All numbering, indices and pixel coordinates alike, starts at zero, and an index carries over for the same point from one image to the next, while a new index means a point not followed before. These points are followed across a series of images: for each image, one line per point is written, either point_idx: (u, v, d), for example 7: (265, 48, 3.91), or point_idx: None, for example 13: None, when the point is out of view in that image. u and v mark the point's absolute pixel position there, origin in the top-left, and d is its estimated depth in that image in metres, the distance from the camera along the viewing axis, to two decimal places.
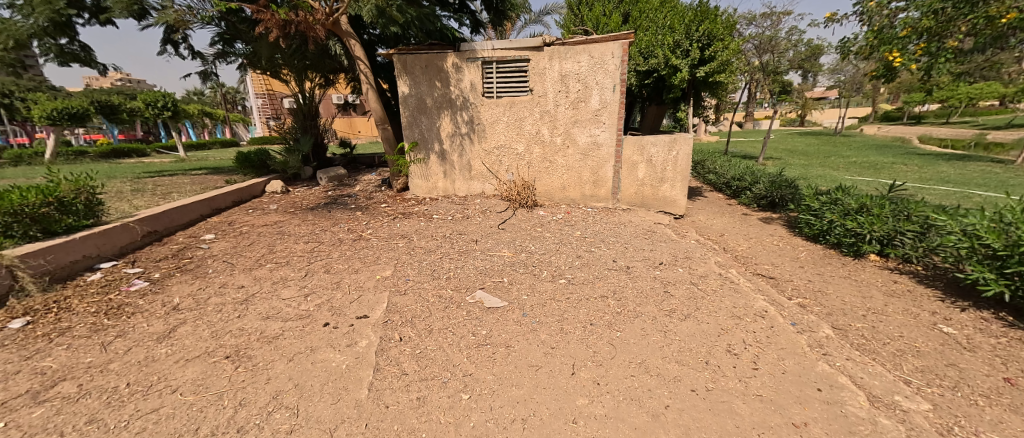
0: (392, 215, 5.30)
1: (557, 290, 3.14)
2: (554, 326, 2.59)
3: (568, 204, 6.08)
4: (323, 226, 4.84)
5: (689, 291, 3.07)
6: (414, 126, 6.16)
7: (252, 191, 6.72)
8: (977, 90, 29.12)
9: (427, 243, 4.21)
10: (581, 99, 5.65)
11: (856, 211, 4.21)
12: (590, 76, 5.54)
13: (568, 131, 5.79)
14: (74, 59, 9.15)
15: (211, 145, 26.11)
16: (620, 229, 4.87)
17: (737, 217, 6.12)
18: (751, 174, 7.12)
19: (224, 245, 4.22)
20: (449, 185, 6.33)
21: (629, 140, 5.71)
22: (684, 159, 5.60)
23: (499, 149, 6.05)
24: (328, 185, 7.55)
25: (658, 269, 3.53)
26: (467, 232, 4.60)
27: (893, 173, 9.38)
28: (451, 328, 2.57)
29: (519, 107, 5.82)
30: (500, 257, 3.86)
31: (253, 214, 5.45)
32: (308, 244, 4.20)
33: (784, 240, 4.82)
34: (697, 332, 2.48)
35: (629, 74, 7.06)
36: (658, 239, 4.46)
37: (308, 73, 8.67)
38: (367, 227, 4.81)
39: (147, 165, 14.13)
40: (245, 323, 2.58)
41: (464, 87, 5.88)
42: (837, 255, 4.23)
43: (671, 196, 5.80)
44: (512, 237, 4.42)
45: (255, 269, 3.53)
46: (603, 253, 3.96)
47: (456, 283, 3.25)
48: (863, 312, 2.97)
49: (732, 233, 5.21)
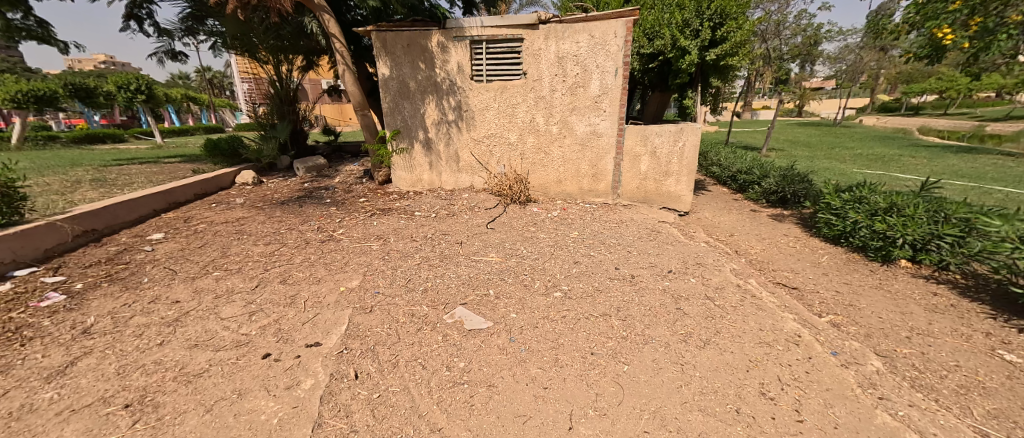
0: (369, 212, 4.78)
1: (551, 306, 2.68)
2: (547, 357, 2.14)
3: (564, 200, 5.60)
4: (290, 224, 4.32)
5: (705, 308, 2.62)
6: (396, 112, 5.59)
7: (220, 183, 6.13)
8: (977, 81, 28.79)
9: (405, 246, 3.71)
10: (579, 84, 5.12)
11: (882, 211, 3.79)
12: (590, 57, 5.00)
13: (565, 119, 5.27)
14: (29, 36, 8.39)
15: (194, 131, 25.14)
16: (621, 229, 4.41)
17: (746, 214, 5.69)
18: (760, 167, 6.66)
19: (171, 246, 3.69)
20: (435, 177, 5.80)
21: (632, 129, 5.20)
22: (691, 151, 5.13)
23: (489, 139, 5.51)
24: (305, 176, 6.99)
25: (668, 278, 3.08)
26: (451, 232, 4.10)
27: (902, 166, 8.98)
28: (423, 358, 2.11)
29: (511, 92, 5.28)
30: (488, 263, 3.38)
31: (215, 210, 4.90)
32: (269, 246, 3.70)
33: (801, 242, 4.38)
34: (721, 365, 2.04)
35: (632, 58, 6.56)
36: (664, 241, 4.01)
37: (285, 54, 8.01)
38: (340, 226, 4.29)
39: (120, 152, 13.34)
40: (165, 353, 2.09)
41: (450, 68, 5.30)
42: (862, 259, 3.81)
43: (675, 191, 5.34)
44: (502, 239, 3.95)
45: (199, 277, 3.02)
46: (605, 259, 3.51)
47: (434, 297, 2.77)
48: (906, 333, 2.55)
49: (742, 233, 4.77)
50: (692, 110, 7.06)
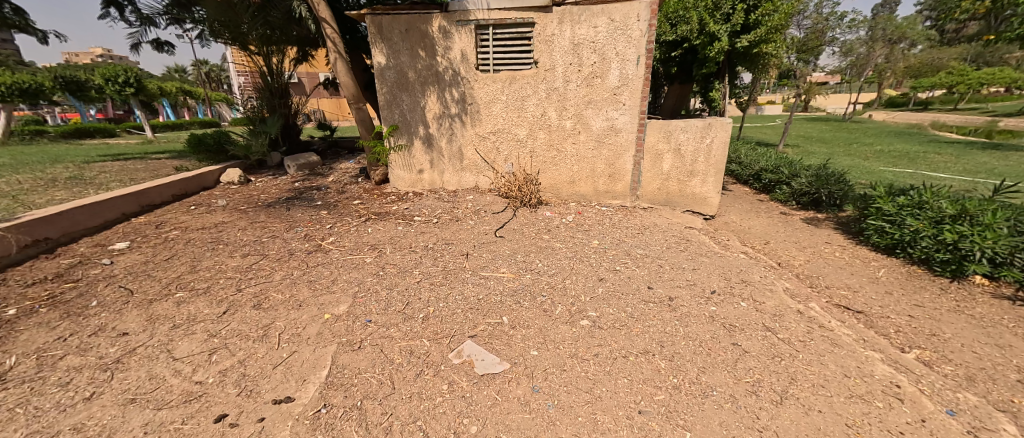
0: (363, 216, 4.30)
1: (579, 340, 2.21)
2: (582, 417, 1.67)
3: (577, 202, 5.10)
4: (274, 231, 3.84)
5: (769, 344, 2.14)
6: (394, 105, 5.08)
7: (204, 182, 5.65)
8: (988, 75, 28.23)
9: (402, 258, 3.24)
10: (597, 74, 4.61)
11: (948, 219, 3.31)
12: (610, 44, 4.48)
13: (580, 113, 4.77)
14: (3, 24, 7.84)
15: (189, 125, 24.60)
16: (646, 237, 3.93)
17: (777, 218, 5.20)
18: (788, 165, 6.16)
19: (133, 258, 3.20)
20: (437, 177, 5.31)
21: (654, 124, 4.71)
22: (720, 148, 4.63)
23: (496, 135, 5.01)
24: (297, 174, 6.50)
25: (713, 302, 2.59)
26: (455, 241, 3.63)
27: (930, 164, 8.50)
28: (423, 420, 1.64)
29: (521, 83, 4.77)
30: (500, 282, 2.90)
31: (192, 213, 4.41)
32: (247, 259, 3.22)
33: (848, 251, 3.90)
34: (814, 432, 1.56)
35: (655, 45, 6.23)
36: (698, 252, 3.53)
37: (276, 44, 7.50)
38: (330, 233, 3.81)
39: (107, 147, 12.81)
40: (92, 413, 1.62)
41: (453, 57, 4.78)
42: (926, 274, 3.33)
43: (701, 192, 4.85)
44: (513, 250, 3.47)
45: (158, 301, 2.54)
46: (635, 275, 3.03)
47: (437, 328, 2.30)
48: (1017, 376, 2.07)
49: (778, 240, 4.29)
50: (716, 103, 6.55)
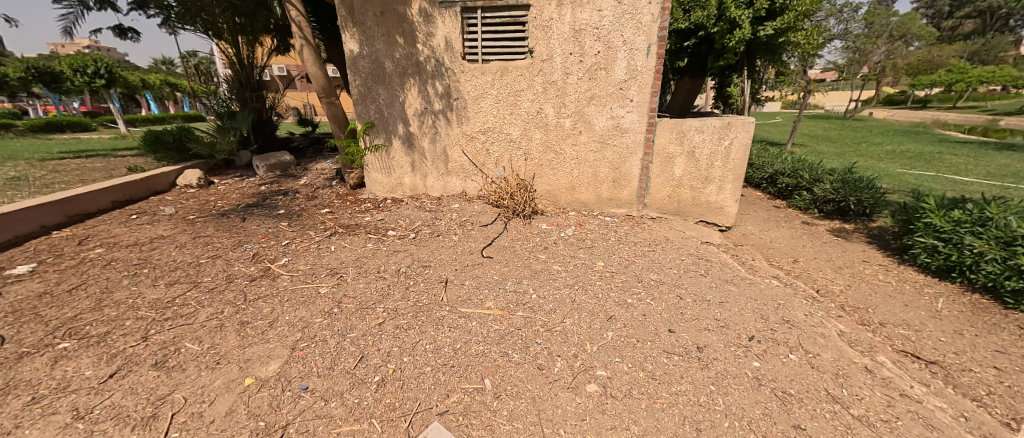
0: (329, 230, 3.69)
1: (586, 420, 1.62)
2: None
3: (577, 211, 4.52)
4: (217, 249, 3.21)
5: (846, 428, 1.57)
6: (368, 99, 4.45)
7: (156, 185, 5.00)
8: (986, 73, 28.04)
9: (365, 288, 2.64)
10: (601, 65, 4.01)
11: (1022, 241, 2.78)
12: (616, 31, 3.88)
13: (581, 111, 4.18)
14: None
15: (173, 120, 23.74)
16: (659, 257, 3.35)
17: (799, 229, 4.66)
18: (807, 169, 5.62)
19: (30, 288, 2.58)
20: (419, 181, 4.70)
21: (664, 124, 4.12)
22: (740, 151, 4.06)
23: (486, 135, 4.41)
24: (266, 176, 5.85)
25: (754, 355, 2.02)
26: (433, 263, 3.03)
27: (950, 166, 8.01)
28: None
29: (514, 76, 4.16)
30: (483, 322, 2.31)
31: (128, 225, 3.77)
32: (173, 288, 2.60)
33: (893, 273, 3.37)
34: None
35: (667, 36, 5.68)
36: (723, 278, 2.96)
37: (245, 32, 6.80)
38: (285, 253, 3.19)
39: (75, 143, 12.00)
40: None
41: (435, 44, 4.16)
42: (994, 306, 2.80)
43: (716, 201, 4.29)
44: (502, 275, 2.88)
45: (28, 357, 1.92)
46: (650, 311, 2.47)
47: (395, 400, 1.71)
48: None
49: (808, 257, 3.74)
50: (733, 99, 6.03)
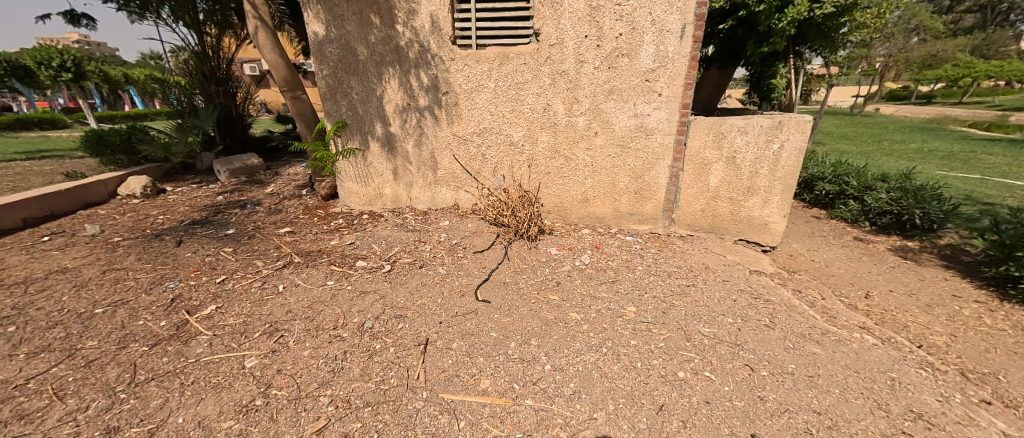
0: (283, 258, 2.92)
1: None
2: None
3: (591, 228, 3.77)
4: (127, 290, 2.44)
5: None
6: (338, 94, 3.65)
7: (88, 197, 4.18)
8: (993, 67, 27.48)
9: (311, 357, 1.88)
10: (624, 51, 3.23)
11: None
12: (643, 8, 3.10)
13: (599, 107, 3.41)
14: None
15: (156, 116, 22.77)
16: (704, 296, 2.60)
17: (854, 246, 3.93)
18: (852, 174, 4.88)
19: None
20: (402, 191, 3.93)
21: (700, 123, 3.36)
22: (792, 156, 3.30)
23: (482, 136, 3.63)
24: (228, 183, 5.06)
25: None
26: (411, 312, 2.28)
27: (992, 168, 7.32)
28: None
29: (516, 65, 3.38)
30: (477, 422, 1.55)
31: (29, 253, 2.99)
32: (32, 363, 1.82)
33: (1002, 316, 2.63)
34: None
35: (705, 18, 5.04)
36: (797, 331, 2.22)
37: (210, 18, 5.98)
38: (215, 295, 2.42)
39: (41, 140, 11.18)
40: None
41: (418, 25, 3.36)
42: None
43: (760, 217, 3.55)
44: (503, 332, 2.13)
45: None
46: (716, 397, 1.72)
47: None
48: None
49: (884, 290, 3.01)
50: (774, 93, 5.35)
